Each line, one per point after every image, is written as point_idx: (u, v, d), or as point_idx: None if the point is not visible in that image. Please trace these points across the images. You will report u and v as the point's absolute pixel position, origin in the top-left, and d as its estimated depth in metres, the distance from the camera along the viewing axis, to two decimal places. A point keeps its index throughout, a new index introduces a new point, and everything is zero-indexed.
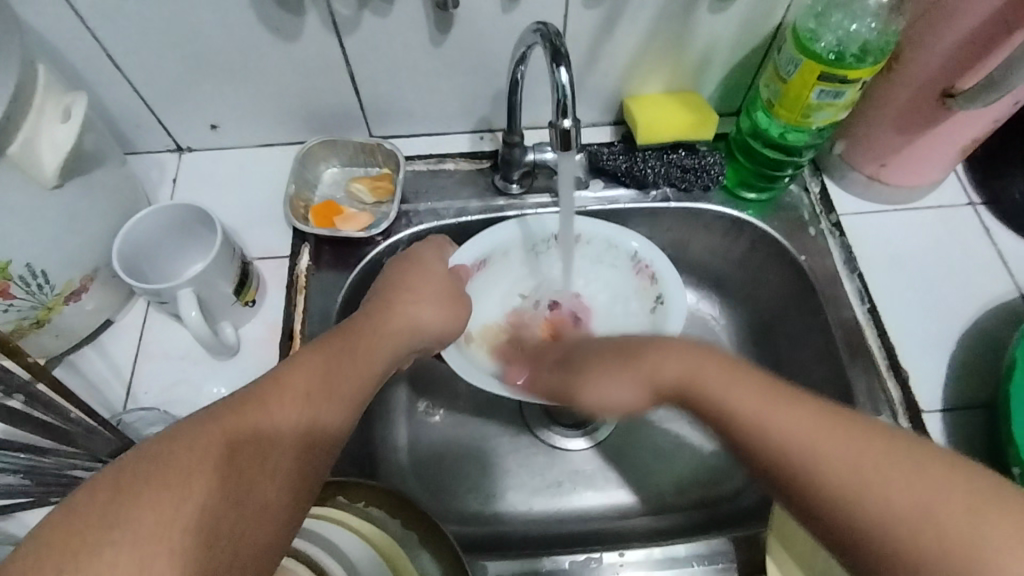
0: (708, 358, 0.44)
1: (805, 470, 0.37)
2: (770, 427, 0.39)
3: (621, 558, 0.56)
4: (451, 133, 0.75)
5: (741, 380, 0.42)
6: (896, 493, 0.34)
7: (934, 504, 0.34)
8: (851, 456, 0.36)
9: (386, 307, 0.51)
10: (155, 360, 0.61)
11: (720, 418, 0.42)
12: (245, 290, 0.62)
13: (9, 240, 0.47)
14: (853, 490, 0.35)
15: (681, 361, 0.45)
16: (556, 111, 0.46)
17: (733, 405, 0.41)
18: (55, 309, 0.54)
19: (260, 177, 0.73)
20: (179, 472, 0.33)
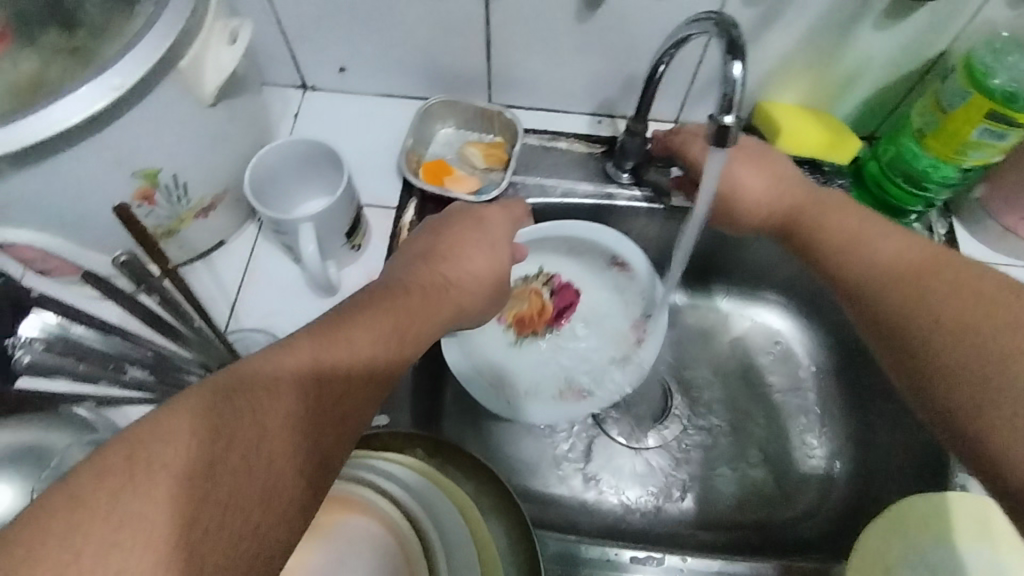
0: (825, 198, 0.55)
1: (869, 278, 0.48)
2: (856, 250, 0.50)
3: (683, 562, 0.56)
4: (569, 113, 0.75)
5: (839, 211, 0.53)
6: (935, 296, 0.44)
7: (961, 304, 0.43)
8: (913, 260, 0.48)
9: (432, 276, 0.48)
10: (259, 286, 0.64)
11: (811, 243, 0.54)
12: (355, 235, 0.63)
13: (163, 150, 0.49)
14: (919, 296, 0.45)
15: (797, 200, 0.56)
16: (720, 105, 0.45)
17: (828, 230, 0.53)
18: (185, 221, 0.56)
19: (376, 125, 0.74)
20: (153, 462, 0.30)
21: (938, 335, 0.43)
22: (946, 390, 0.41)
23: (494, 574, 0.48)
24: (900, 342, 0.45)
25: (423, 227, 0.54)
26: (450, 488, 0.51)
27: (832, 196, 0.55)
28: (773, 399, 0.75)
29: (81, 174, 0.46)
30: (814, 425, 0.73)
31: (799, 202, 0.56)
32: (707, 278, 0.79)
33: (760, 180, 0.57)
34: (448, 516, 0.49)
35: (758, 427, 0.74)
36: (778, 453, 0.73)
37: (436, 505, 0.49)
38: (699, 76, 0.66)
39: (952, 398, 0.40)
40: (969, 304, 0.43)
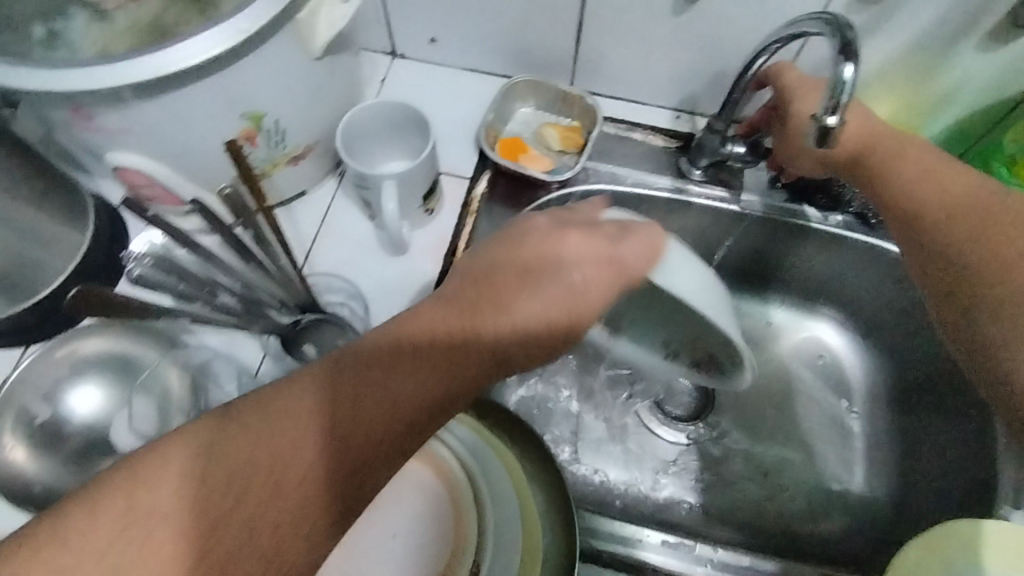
0: (894, 133, 0.57)
1: (931, 215, 0.53)
2: (927, 190, 0.53)
3: (713, 553, 0.57)
4: (648, 105, 0.75)
5: (912, 153, 0.56)
6: (1003, 246, 0.49)
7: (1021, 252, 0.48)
8: (984, 206, 0.51)
9: (515, 273, 0.39)
10: (333, 237, 0.67)
11: (880, 177, 0.56)
12: (430, 200, 0.66)
13: (271, 95, 0.52)
14: (981, 243, 0.50)
15: (879, 135, 0.57)
16: (825, 106, 0.46)
17: (902, 170, 0.55)
18: (278, 167, 0.59)
19: (459, 97, 0.76)
20: (136, 507, 0.30)
21: (987, 270, 0.49)
22: (986, 323, 0.48)
23: (534, 548, 0.49)
24: (963, 286, 0.50)
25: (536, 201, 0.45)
26: (510, 464, 0.52)
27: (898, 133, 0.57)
28: (818, 413, 0.75)
29: (197, 110, 0.50)
30: (857, 444, 0.73)
31: (880, 137, 0.57)
32: (763, 285, 0.79)
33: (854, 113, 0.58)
34: (503, 499, 0.50)
35: (799, 438, 0.74)
36: (817, 467, 0.72)
37: (494, 487, 0.50)
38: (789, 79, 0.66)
39: (990, 327, 0.47)
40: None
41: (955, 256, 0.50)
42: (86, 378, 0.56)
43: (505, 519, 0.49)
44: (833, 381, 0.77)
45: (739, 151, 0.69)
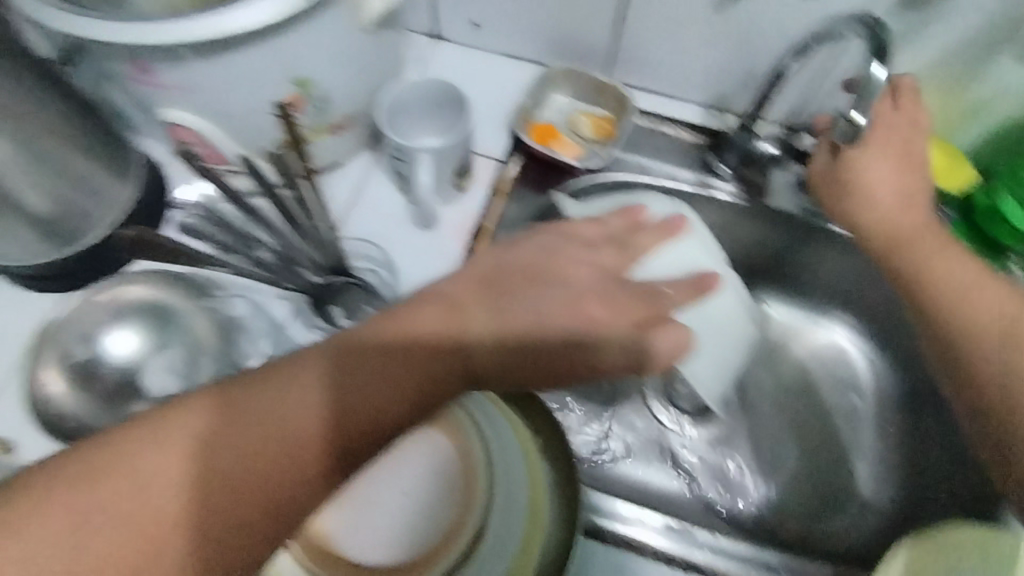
0: (930, 237, 0.57)
1: (968, 351, 0.53)
2: (971, 305, 0.54)
3: (713, 540, 0.58)
4: (682, 100, 0.76)
5: (953, 257, 0.56)
6: None
7: None
8: (1010, 311, 0.54)
9: (546, 304, 0.44)
10: (365, 208, 0.69)
11: (921, 279, 0.56)
12: (462, 176, 0.68)
13: (319, 64, 0.54)
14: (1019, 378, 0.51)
15: (914, 236, 0.58)
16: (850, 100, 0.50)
17: (942, 282, 0.55)
18: (318, 136, 0.61)
19: (495, 82, 0.78)
20: (156, 444, 0.35)
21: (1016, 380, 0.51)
22: (1014, 431, 0.50)
23: (539, 516, 0.49)
24: (999, 413, 0.51)
25: (595, 232, 0.52)
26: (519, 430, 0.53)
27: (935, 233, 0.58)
28: (829, 418, 0.75)
29: (249, 71, 0.52)
30: (869, 452, 0.73)
31: (909, 236, 0.57)
32: (783, 287, 0.80)
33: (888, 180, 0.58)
34: (512, 472, 0.51)
35: (809, 441, 0.74)
36: (824, 469, 0.73)
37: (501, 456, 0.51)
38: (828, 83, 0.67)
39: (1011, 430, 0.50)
40: None
41: (1003, 378, 0.51)
42: (121, 322, 0.58)
43: (509, 486, 0.50)
44: (847, 387, 0.77)
45: (768, 149, 0.70)
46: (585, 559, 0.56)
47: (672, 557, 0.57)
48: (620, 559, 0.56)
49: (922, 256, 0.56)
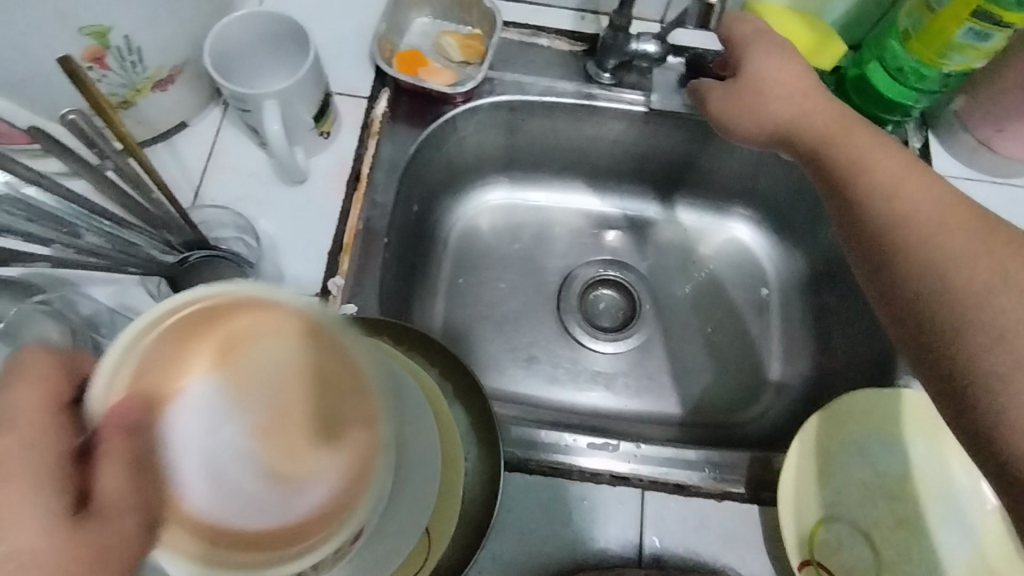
0: (951, 205, 0.41)
1: (916, 221, 0.41)
2: (931, 242, 0.40)
3: (636, 449, 0.56)
4: (553, 7, 0.72)
5: (924, 192, 0.43)
6: (929, 255, 0.39)
7: (936, 205, 0.42)
8: (944, 219, 0.41)
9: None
10: (224, 172, 0.62)
11: (892, 228, 0.42)
12: (323, 120, 0.61)
13: (117, 7, 0.46)
14: (926, 247, 0.40)
15: (872, 184, 0.45)
16: None
17: (919, 216, 0.42)
18: (142, 94, 0.53)
19: (347, 9, 0.70)
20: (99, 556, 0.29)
21: (934, 253, 0.39)
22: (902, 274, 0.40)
23: (455, 449, 0.49)
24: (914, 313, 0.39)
25: None
26: (416, 373, 0.51)
27: (960, 203, 0.41)
28: (742, 313, 0.81)
29: (18, 25, 0.43)
30: (776, 339, 0.79)
31: (847, 169, 0.48)
32: (678, 191, 0.83)
33: (919, 196, 0.43)
34: (421, 409, 0.47)
35: (722, 334, 0.80)
36: (735, 357, 0.79)
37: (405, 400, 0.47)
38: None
39: (920, 302, 0.38)
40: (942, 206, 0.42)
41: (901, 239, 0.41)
42: None
43: (422, 427, 0.46)
44: (751, 277, 0.82)
45: (648, 48, 0.66)
46: (510, 494, 0.54)
47: (596, 474, 0.55)
48: (543, 487, 0.54)
49: (880, 165, 0.46)
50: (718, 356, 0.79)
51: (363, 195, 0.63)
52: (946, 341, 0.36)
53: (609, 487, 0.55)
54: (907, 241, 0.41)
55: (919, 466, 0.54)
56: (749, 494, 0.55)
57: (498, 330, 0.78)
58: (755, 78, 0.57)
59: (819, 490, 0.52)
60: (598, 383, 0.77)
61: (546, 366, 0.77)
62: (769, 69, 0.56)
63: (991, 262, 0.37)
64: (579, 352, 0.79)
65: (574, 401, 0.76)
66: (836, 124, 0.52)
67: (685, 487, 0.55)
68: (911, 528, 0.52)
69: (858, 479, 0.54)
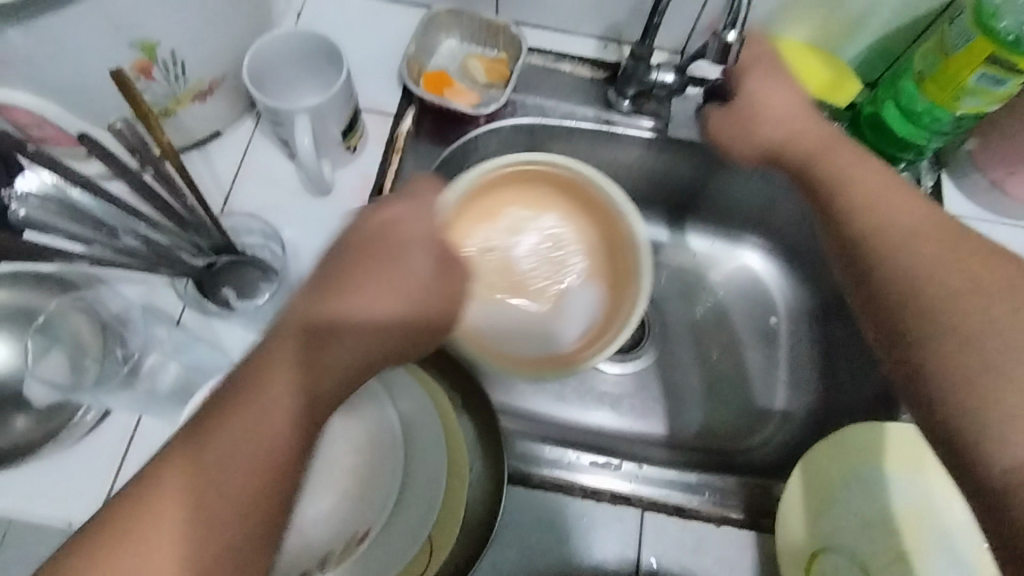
0: (927, 219, 0.43)
1: (894, 231, 0.43)
2: (910, 250, 0.42)
3: (638, 469, 0.58)
4: (577, 35, 0.74)
5: (899, 202, 0.45)
6: (908, 264, 0.41)
7: (911, 217, 0.44)
8: (922, 231, 0.42)
9: (311, 359, 0.37)
10: (254, 180, 0.64)
11: (875, 238, 0.44)
12: (351, 135, 0.64)
13: (166, 23, 0.49)
14: (905, 258, 0.42)
15: (856, 194, 0.47)
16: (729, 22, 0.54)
17: (897, 226, 0.43)
18: (182, 103, 0.56)
19: (379, 29, 0.73)
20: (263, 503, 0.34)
21: (913, 266, 0.41)
22: (882, 283, 0.42)
23: (460, 461, 0.50)
24: (892, 319, 0.40)
25: None
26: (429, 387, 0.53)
27: (935, 216, 0.43)
28: (751, 340, 0.81)
29: (75, 37, 0.46)
30: (783, 367, 0.79)
31: (830, 181, 0.50)
32: (692, 217, 0.84)
33: (899, 208, 0.45)
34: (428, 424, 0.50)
35: (730, 361, 0.80)
36: (742, 383, 0.79)
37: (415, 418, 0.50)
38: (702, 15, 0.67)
39: (899, 311, 0.40)
40: (916, 218, 0.44)
41: (883, 248, 0.43)
42: None
43: (428, 448, 0.49)
44: (760, 305, 0.83)
45: (665, 79, 0.68)
46: (513, 507, 0.55)
47: (598, 492, 0.56)
48: (544, 502, 0.55)
49: (859, 176, 0.48)
50: (724, 382, 0.79)
51: None
52: (920, 347, 0.38)
53: (610, 505, 0.56)
54: (882, 252, 0.43)
55: (920, 502, 0.54)
56: (747, 519, 0.56)
57: None
58: (748, 105, 0.60)
59: (817, 519, 0.53)
60: (603, 403, 0.78)
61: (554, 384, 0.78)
62: (760, 94, 0.60)
63: (960, 273, 0.39)
64: (588, 372, 0.79)
65: (580, 419, 0.77)
66: (821, 143, 0.54)
67: (684, 509, 0.56)
68: (911, 563, 0.52)
69: (857, 511, 0.54)
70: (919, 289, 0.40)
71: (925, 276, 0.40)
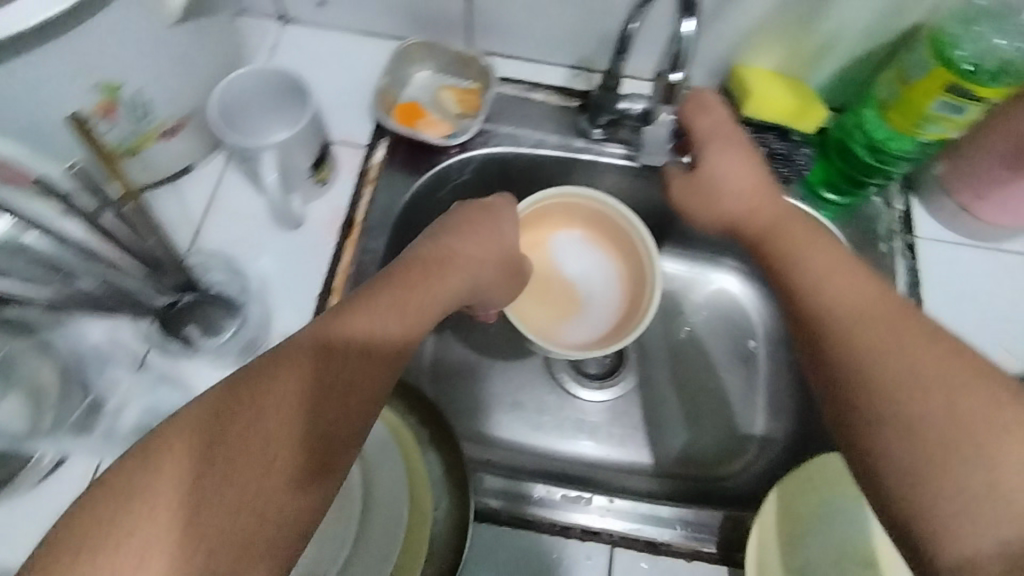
0: (880, 304, 0.44)
1: (848, 317, 0.44)
2: (865, 337, 0.42)
3: (609, 504, 0.58)
4: (548, 64, 0.75)
5: (852, 287, 0.46)
6: (865, 351, 0.42)
7: (862, 301, 0.45)
8: (875, 316, 0.43)
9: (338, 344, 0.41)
10: (224, 216, 0.64)
11: (830, 327, 0.44)
12: (321, 169, 0.64)
13: (127, 64, 0.49)
14: (862, 346, 0.42)
15: (814, 279, 0.48)
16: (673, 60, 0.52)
17: (850, 313, 0.44)
18: (148, 142, 0.56)
19: (351, 63, 0.73)
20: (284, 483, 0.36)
21: (869, 355, 0.41)
22: (838, 371, 0.42)
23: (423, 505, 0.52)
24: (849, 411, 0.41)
25: None
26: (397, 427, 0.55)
27: (887, 300, 0.44)
28: (730, 365, 0.81)
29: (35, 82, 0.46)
30: (763, 392, 0.79)
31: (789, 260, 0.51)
32: (668, 242, 0.84)
33: (851, 293, 0.45)
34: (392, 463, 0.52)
35: (709, 387, 0.80)
36: (722, 409, 0.79)
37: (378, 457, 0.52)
38: (669, 44, 0.67)
39: (852, 401, 0.41)
40: (867, 302, 0.44)
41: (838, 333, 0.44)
42: None
43: (390, 500, 0.50)
44: (739, 329, 0.83)
45: (635, 108, 0.69)
46: (481, 545, 0.55)
47: (569, 527, 0.56)
48: (516, 539, 0.55)
49: (812, 263, 0.49)
50: (703, 408, 0.79)
51: (356, 240, 0.65)
52: (875, 443, 0.39)
53: (580, 543, 0.56)
54: (837, 341, 0.43)
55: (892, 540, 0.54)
56: (720, 555, 0.56)
57: (484, 375, 0.79)
58: (707, 175, 0.58)
59: (787, 557, 0.52)
60: (582, 431, 0.77)
61: (532, 412, 0.78)
62: (718, 168, 0.58)
63: (910, 364, 0.40)
64: (567, 400, 0.79)
65: (558, 448, 0.76)
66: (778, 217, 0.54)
67: (656, 544, 0.56)
68: None
69: (830, 548, 0.53)
70: (874, 379, 0.40)
71: (880, 368, 0.40)
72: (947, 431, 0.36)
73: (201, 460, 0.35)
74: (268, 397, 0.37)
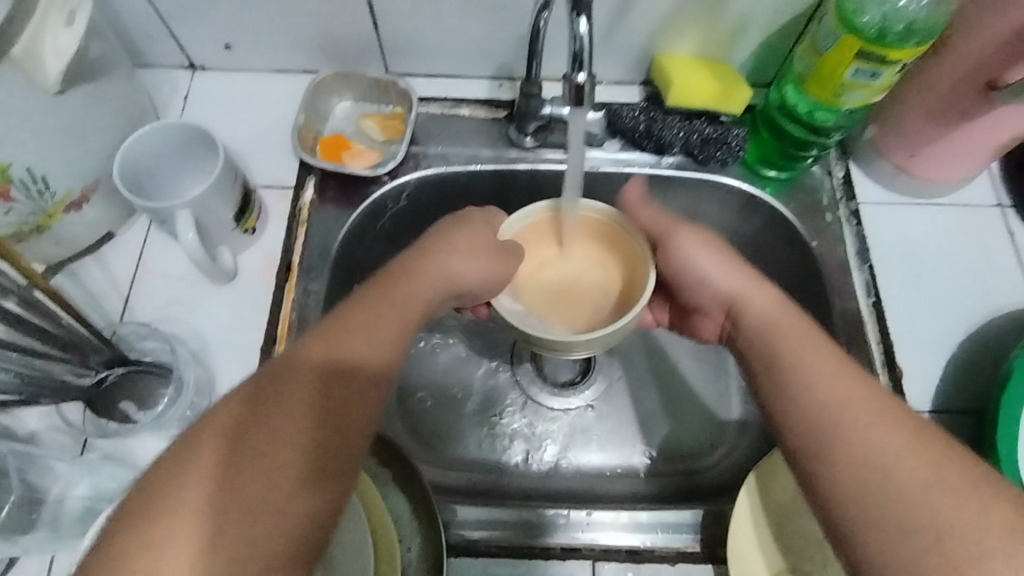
0: (871, 404, 0.41)
1: (837, 418, 0.41)
2: (859, 441, 0.39)
3: (588, 517, 0.56)
4: (470, 78, 0.73)
5: (840, 384, 0.42)
6: (862, 465, 0.39)
7: (850, 398, 0.41)
8: (867, 419, 0.40)
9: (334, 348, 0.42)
10: (152, 279, 0.62)
11: (815, 430, 0.41)
12: (246, 218, 0.62)
13: (12, 142, 0.47)
14: (856, 451, 0.39)
15: (797, 378, 0.43)
16: (572, 62, 0.51)
17: (839, 415, 0.41)
18: (55, 217, 0.54)
19: (269, 103, 0.71)
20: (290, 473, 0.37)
21: (864, 469, 0.39)
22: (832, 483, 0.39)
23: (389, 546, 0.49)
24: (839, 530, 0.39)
25: None
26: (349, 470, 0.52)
27: (877, 400, 0.41)
28: (699, 353, 0.80)
29: None
30: (735, 375, 0.78)
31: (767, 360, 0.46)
32: None
33: (843, 390, 0.42)
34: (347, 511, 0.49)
35: (681, 379, 0.79)
36: (696, 399, 0.78)
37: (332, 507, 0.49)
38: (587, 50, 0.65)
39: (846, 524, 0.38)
40: (856, 401, 0.41)
41: (824, 437, 0.41)
42: None
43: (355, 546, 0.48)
44: None
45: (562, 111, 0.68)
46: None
47: (547, 547, 0.55)
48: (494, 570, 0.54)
49: (783, 349, 0.45)
50: (677, 401, 0.78)
51: (294, 284, 0.62)
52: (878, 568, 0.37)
53: (560, 561, 0.54)
54: (829, 460, 0.40)
55: None
56: (703, 552, 0.55)
57: (452, 399, 0.78)
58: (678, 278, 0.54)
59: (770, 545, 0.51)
60: (558, 442, 0.76)
61: (505, 431, 0.76)
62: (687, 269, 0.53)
63: (915, 480, 0.37)
64: (539, 412, 0.77)
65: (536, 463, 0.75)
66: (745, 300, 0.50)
67: (638, 552, 0.55)
68: None
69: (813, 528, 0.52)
70: (872, 505, 0.38)
71: (881, 484, 0.38)
72: (948, 550, 0.35)
73: (223, 452, 0.37)
74: (280, 397, 0.40)
